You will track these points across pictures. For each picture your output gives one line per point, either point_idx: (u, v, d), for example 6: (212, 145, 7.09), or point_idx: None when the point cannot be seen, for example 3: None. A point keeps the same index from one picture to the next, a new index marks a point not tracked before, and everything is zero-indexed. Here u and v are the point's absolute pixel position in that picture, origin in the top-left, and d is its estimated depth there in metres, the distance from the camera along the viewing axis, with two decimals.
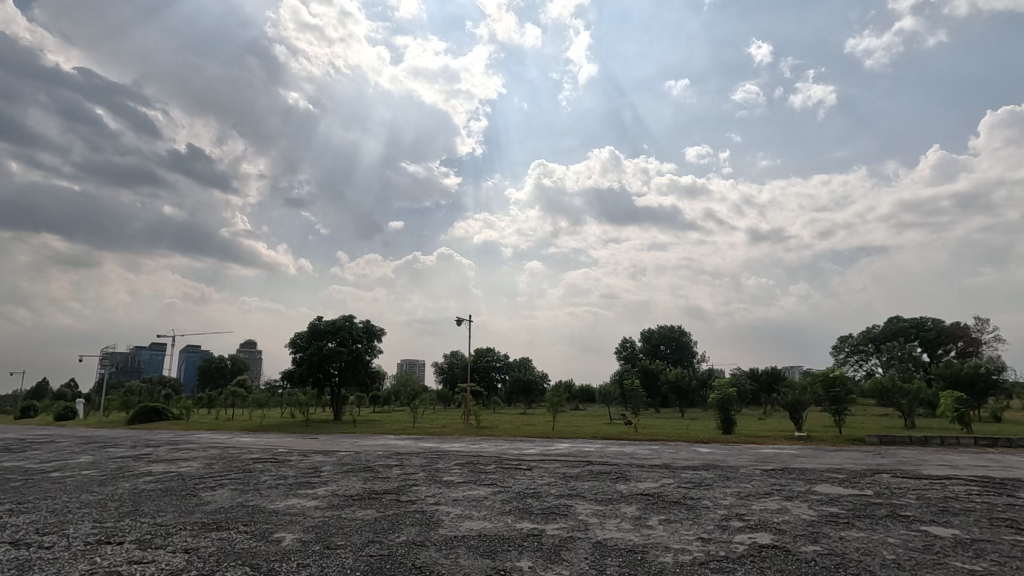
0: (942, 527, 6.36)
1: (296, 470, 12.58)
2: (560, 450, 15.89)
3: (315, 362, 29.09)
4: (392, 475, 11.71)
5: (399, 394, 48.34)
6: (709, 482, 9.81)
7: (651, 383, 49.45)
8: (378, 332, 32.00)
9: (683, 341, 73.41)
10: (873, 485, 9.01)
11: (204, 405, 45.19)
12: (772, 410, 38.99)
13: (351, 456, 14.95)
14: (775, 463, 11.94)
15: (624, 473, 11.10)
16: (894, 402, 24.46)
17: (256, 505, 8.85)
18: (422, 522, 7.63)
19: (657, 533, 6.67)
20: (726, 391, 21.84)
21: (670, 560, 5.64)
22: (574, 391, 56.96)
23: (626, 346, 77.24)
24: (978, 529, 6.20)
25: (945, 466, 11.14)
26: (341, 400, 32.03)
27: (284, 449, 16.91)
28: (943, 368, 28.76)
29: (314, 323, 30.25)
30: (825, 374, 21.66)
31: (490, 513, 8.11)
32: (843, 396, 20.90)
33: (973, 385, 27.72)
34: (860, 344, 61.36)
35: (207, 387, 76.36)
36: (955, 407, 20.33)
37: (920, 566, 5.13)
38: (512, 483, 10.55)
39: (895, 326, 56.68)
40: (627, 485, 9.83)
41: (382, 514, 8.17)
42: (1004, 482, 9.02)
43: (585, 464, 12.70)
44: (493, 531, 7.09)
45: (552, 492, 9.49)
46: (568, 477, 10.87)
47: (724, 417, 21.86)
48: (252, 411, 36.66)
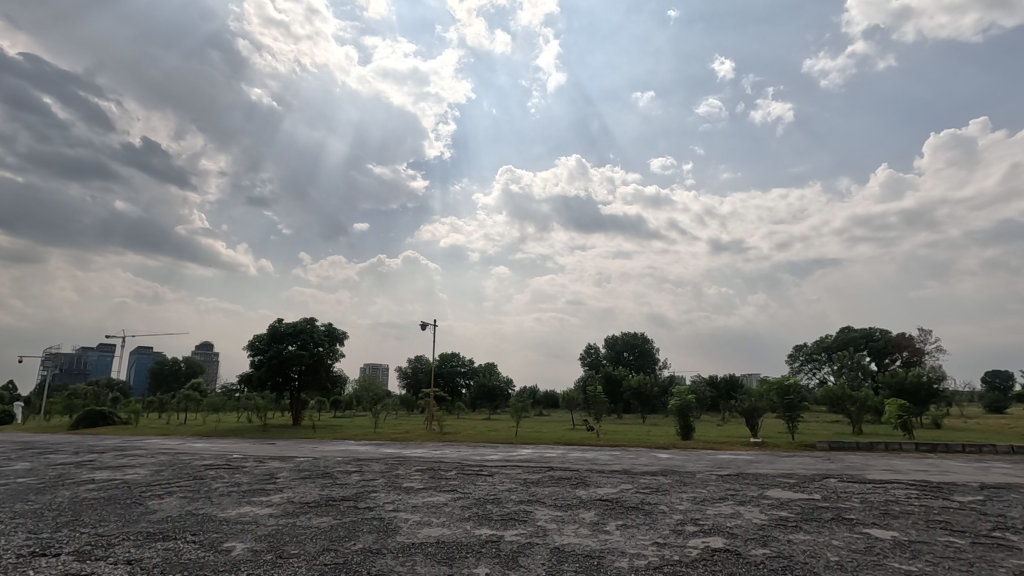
0: (882, 529, 6.64)
1: (250, 477, 12.21)
2: (523, 456, 15.90)
3: (275, 366, 28.33)
4: (351, 482, 11.48)
5: (362, 399, 47.51)
6: (666, 487, 10.01)
7: (614, 389, 50.01)
8: (340, 335, 31.54)
9: (646, 347, 74.77)
10: (820, 489, 9.35)
11: (154, 410, 43.34)
12: (729, 416, 39.95)
13: (309, 462, 14.61)
14: (731, 469, 12.25)
15: (584, 479, 11.19)
16: (844, 409, 25.40)
17: (206, 514, 8.53)
18: (379, 529, 7.52)
19: (614, 538, 6.75)
20: (687, 397, 22.26)
21: (626, 564, 5.72)
22: (538, 397, 57.29)
23: (591, 352, 78.20)
24: (915, 531, 6.50)
25: (888, 470, 11.64)
26: (301, 404, 31.33)
27: (239, 455, 16.39)
28: (889, 377, 30.07)
29: (274, 325, 29.57)
30: (780, 382, 22.32)
31: (449, 520, 8.04)
32: (796, 403, 21.65)
33: (917, 394, 29.11)
34: (813, 352, 63.49)
35: (159, 391, 73.52)
36: (898, 414, 21.28)
37: (861, 567, 5.33)
38: (472, 489, 10.51)
39: (847, 336, 59.11)
40: (586, 490, 9.91)
41: (338, 521, 8.01)
42: (940, 486, 9.51)
43: (546, 469, 12.74)
44: (451, 538, 7.04)
45: (512, 498, 9.50)
46: (528, 483, 10.89)
47: (683, 422, 22.31)
48: (206, 416, 35.40)
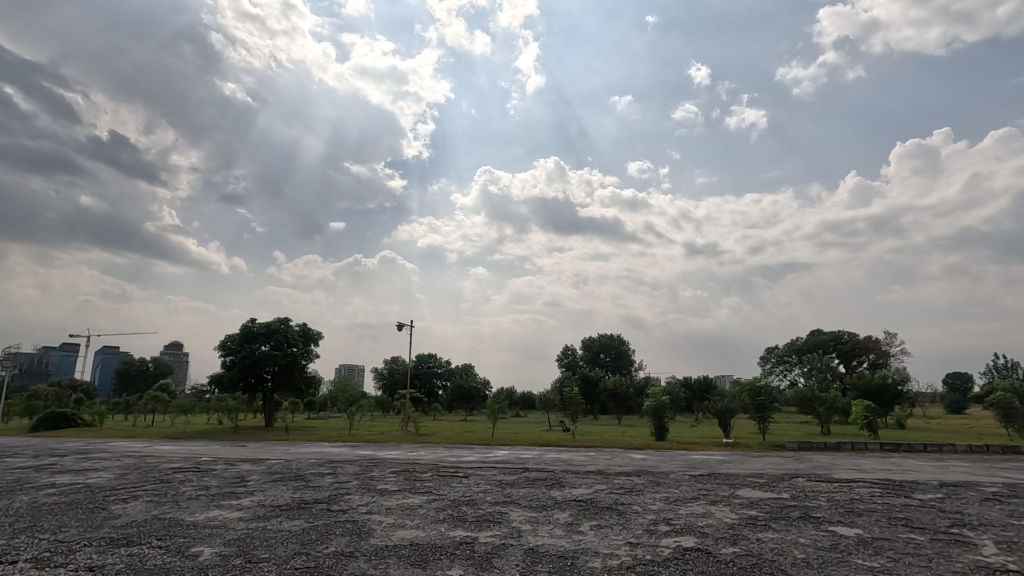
0: (847, 527, 6.82)
1: (220, 480, 11.93)
2: (498, 457, 15.91)
3: (246, 366, 27.77)
4: (324, 484, 11.32)
5: (336, 400, 46.92)
6: (640, 487, 10.12)
7: (590, 390, 50.33)
8: (315, 335, 31.10)
9: (622, 349, 75.51)
10: (789, 489, 9.56)
11: (119, 411, 42.04)
12: (703, 417, 40.54)
13: (281, 465, 14.35)
14: (703, 469, 12.43)
15: (559, 480, 11.22)
16: (813, 410, 25.99)
17: (173, 518, 8.32)
18: (352, 532, 7.43)
19: (588, 538, 6.80)
20: (661, 398, 22.52)
21: (599, 564, 5.76)
22: (515, 398, 57.37)
23: (568, 353, 78.65)
24: (878, 528, 6.69)
25: (854, 470, 11.95)
26: (273, 405, 30.76)
27: (208, 458, 16.00)
28: (856, 379, 30.90)
29: (247, 324, 29.02)
30: (752, 384, 22.75)
31: (423, 522, 7.99)
32: (767, 404, 22.09)
33: (882, 395, 29.98)
34: (784, 354, 64.83)
35: (125, 392, 71.40)
36: (865, 415, 21.86)
37: (826, 563, 5.47)
38: (448, 490, 10.47)
39: (816, 339, 60.61)
40: (562, 491, 9.95)
41: (310, 524, 7.88)
42: (902, 485, 9.81)
43: (522, 470, 12.76)
44: (425, 540, 7.00)
45: (488, 499, 9.48)
46: (504, 484, 10.89)
47: (657, 423, 22.56)
48: (174, 417, 34.50)
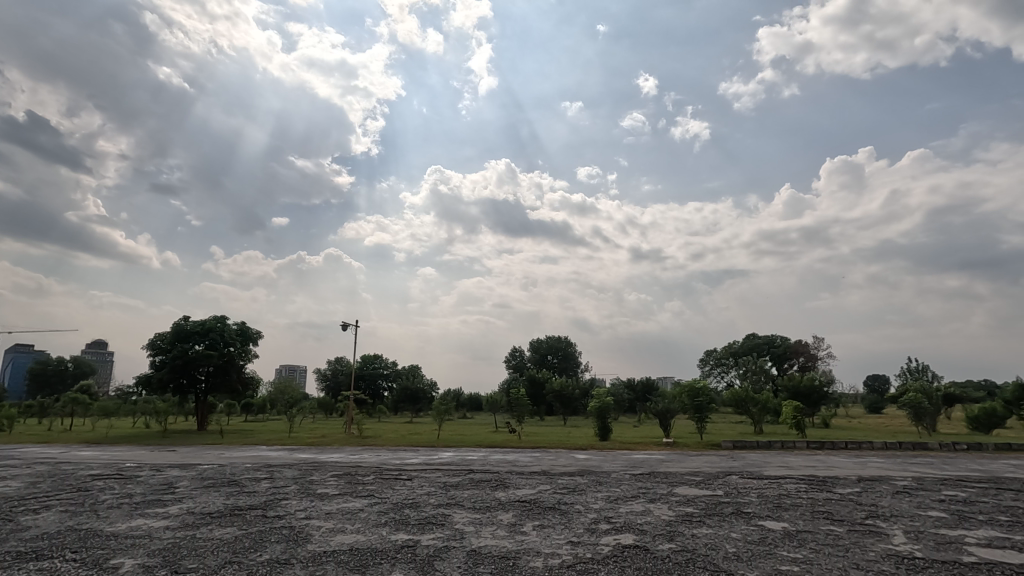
0: (775, 521, 7.17)
1: (145, 487, 11.22)
2: (443, 459, 15.81)
3: (178, 366, 26.33)
4: (260, 489, 10.88)
5: (276, 403, 45.29)
6: (582, 487, 10.29)
7: (537, 392, 50.78)
8: (254, 334, 29.89)
9: (569, 351, 76.68)
10: (722, 485, 9.98)
11: (32, 415, 38.89)
12: (645, 417, 41.60)
13: (214, 470, 13.67)
14: (643, 468, 12.77)
15: (503, 481, 11.24)
16: (747, 411, 27.17)
17: (91, 529, 7.78)
18: (289, 539, 7.18)
19: (530, 538, 6.85)
20: (605, 399, 23.00)
21: (540, 564, 5.81)
22: (462, 400, 57.17)
23: (516, 355, 79.11)
24: (802, 521, 7.08)
25: (783, 467, 12.60)
26: (207, 407, 29.28)
27: (133, 464, 15.05)
28: (787, 380, 32.61)
29: (179, 322, 27.52)
30: (692, 385, 23.58)
31: (364, 526, 7.82)
32: (705, 405, 22.97)
33: (810, 396, 31.74)
34: (722, 357, 67.52)
35: (39, 394, 66.11)
36: (794, 415, 23.05)
37: (755, 556, 5.74)
38: (390, 493, 10.28)
39: (751, 342, 63.64)
40: (505, 492, 9.97)
41: (244, 532, 7.56)
42: (825, 480, 10.42)
43: (467, 472, 12.73)
44: (366, 545, 6.84)
45: (431, 502, 9.38)
46: (448, 486, 10.82)
47: (601, 423, 23.01)
48: (95, 421, 32.28)
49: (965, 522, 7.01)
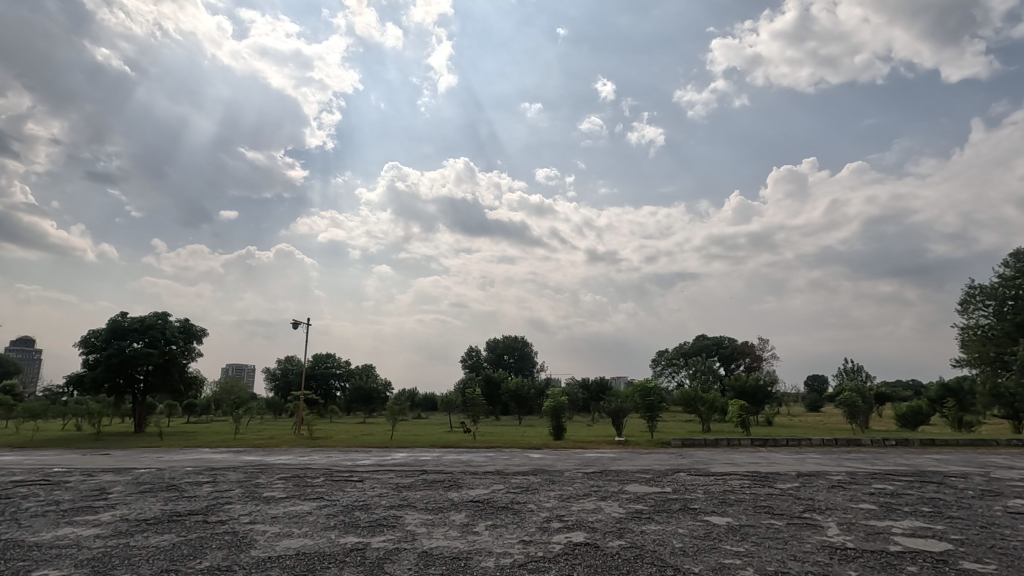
0: (720, 516, 7.41)
1: (73, 494, 10.54)
2: (397, 459, 15.58)
3: (113, 365, 24.92)
4: (201, 494, 10.41)
5: (221, 403, 43.56)
6: (535, 486, 10.35)
7: (493, 391, 50.79)
8: (197, 332, 28.61)
9: (525, 351, 77.07)
10: (671, 482, 10.25)
11: None
12: (598, 417, 42.25)
13: (150, 474, 13.00)
14: (595, 467, 12.95)
15: (457, 481, 11.18)
16: (696, 410, 27.99)
17: (11, 539, 7.25)
18: (231, 544, 6.89)
19: (482, 538, 6.83)
20: (559, 399, 23.21)
21: (492, 564, 5.80)
22: (417, 400, 56.56)
23: (472, 354, 78.87)
24: (745, 516, 7.35)
25: (728, 464, 13.05)
26: (145, 408, 27.87)
27: (60, 470, 14.13)
28: (734, 380, 33.81)
29: (115, 319, 26.05)
30: (643, 385, 24.08)
31: (312, 530, 7.59)
32: (656, 404, 23.53)
33: (755, 395, 33.02)
34: (673, 357, 69.39)
35: None
36: (739, 414, 23.91)
37: (700, 550, 5.91)
38: (340, 495, 10.04)
39: (701, 343, 65.65)
40: (458, 492, 9.92)
41: (182, 538, 7.22)
42: (767, 476, 10.85)
43: (420, 473, 12.58)
44: (313, 549, 6.65)
45: (382, 503, 9.21)
46: (400, 487, 10.65)
47: (555, 423, 23.21)
48: (19, 423, 30.18)
49: (892, 513, 7.44)
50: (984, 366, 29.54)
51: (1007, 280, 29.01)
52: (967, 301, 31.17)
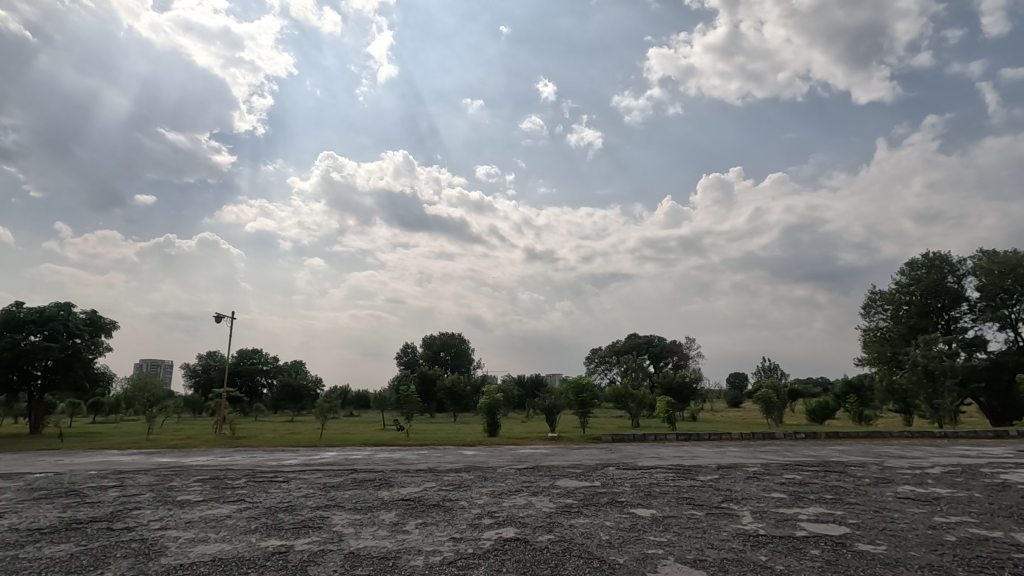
0: (645, 508, 7.69)
1: None
2: (326, 459, 15.10)
3: (6, 360, 22.64)
4: (106, 499, 9.63)
5: (133, 401, 40.58)
6: (467, 483, 10.34)
7: (428, 388, 50.26)
8: (106, 325, 26.52)
9: (462, 348, 76.87)
10: (600, 477, 10.53)
11: None
12: (533, 414, 42.71)
13: (48, 479, 11.90)
14: (528, 462, 13.11)
15: (388, 480, 11.00)
16: (626, 406, 28.93)
17: None
18: (139, 553, 6.43)
19: (412, 537, 6.74)
20: (495, 396, 23.33)
21: (421, 563, 5.73)
22: (349, 397, 55.15)
23: (407, 351, 77.77)
24: (668, 508, 7.68)
25: (654, 458, 13.58)
26: (43, 407, 25.52)
27: None
28: (662, 378, 35.20)
29: (10, 310, 23.67)
30: (577, 382, 24.67)
31: (231, 534, 7.20)
32: (588, 400, 24.11)
33: (681, 392, 34.53)
34: (606, 355, 71.25)
35: None
36: (666, 410, 24.94)
37: (625, 542, 6.11)
38: (263, 497, 9.60)
39: (633, 342, 67.93)
40: (389, 491, 9.75)
41: (82, 548, 6.66)
42: (690, 469, 11.36)
43: (349, 472, 12.23)
44: (231, 554, 6.32)
45: (308, 504, 8.91)
46: (328, 487, 10.33)
47: (490, 420, 23.31)
48: None
49: (800, 501, 8.00)
50: (882, 365, 32.36)
51: (903, 286, 31.76)
52: (870, 305, 33.92)
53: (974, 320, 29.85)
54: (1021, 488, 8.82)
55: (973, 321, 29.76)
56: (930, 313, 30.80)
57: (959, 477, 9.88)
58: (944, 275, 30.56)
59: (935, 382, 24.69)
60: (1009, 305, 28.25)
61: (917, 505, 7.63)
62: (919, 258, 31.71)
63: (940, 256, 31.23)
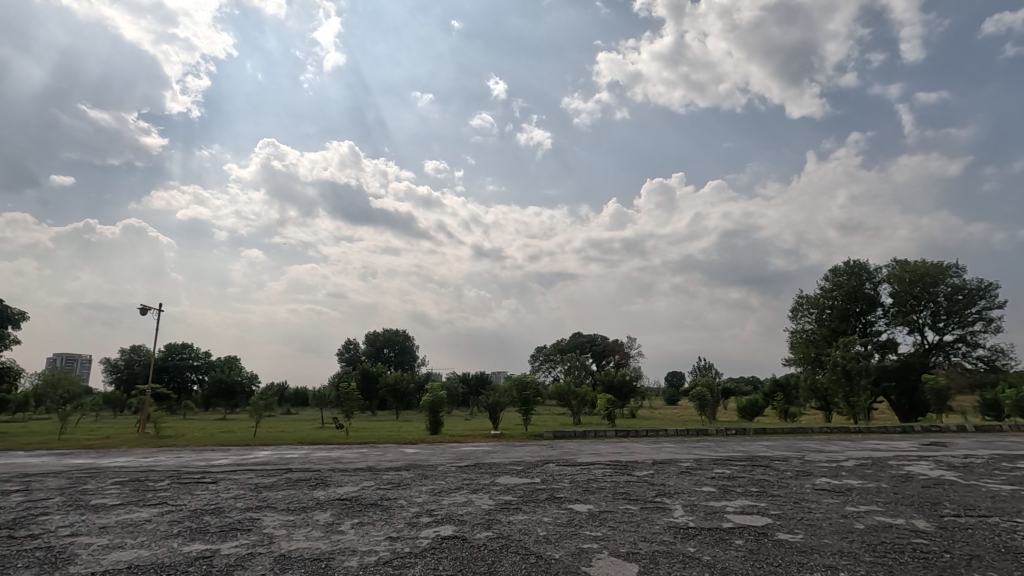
0: (582, 504, 7.85)
1: None
2: (259, 458, 14.51)
3: None
4: (7, 505, 8.83)
5: (44, 398, 37.56)
6: (407, 481, 10.21)
7: (370, 385, 49.22)
8: (14, 315, 24.51)
9: (406, 345, 75.81)
10: (541, 473, 10.66)
11: None
12: (477, 411, 42.69)
13: None
14: (469, 460, 13.12)
15: (324, 479, 10.67)
16: (568, 403, 29.33)
17: None
18: (43, 561, 5.96)
19: (347, 537, 6.57)
20: (438, 394, 23.14)
21: (355, 563, 5.61)
22: (286, 395, 53.24)
23: (349, 347, 75.93)
24: (604, 503, 7.87)
25: (594, 454, 13.88)
26: None
27: None
28: (604, 376, 35.96)
29: None
30: (521, 379, 24.86)
31: (150, 539, 6.79)
32: (531, 398, 24.31)
33: (621, 389, 35.43)
34: (551, 353, 72.11)
35: None
36: (606, 407, 25.48)
37: (562, 537, 6.21)
38: (189, 499, 9.10)
39: (577, 339, 69.21)
40: (326, 491, 9.48)
41: None
42: (628, 465, 11.69)
43: (284, 472, 11.79)
44: (150, 560, 5.96)
45: (238, 506, 8.52)
46: (260, 488, 9.90)
47: (433, 417, 23.10)
48: None
49: (727, 494, 8.39)
50: (806, 365, 34.39)
51: (827, 291, 33.89)
52: (797, 308, 35.96)
53: (888, 324, 32.22)
54: (922, 478, 9.62)
55: (887, 325, 32.13)
56: (849, 316, 33.04)
57: (869, 469, 10.68)
58: (862, 281, 32.83)
59: (852, 381, 26.48)
60: (918, 310, 30.65)
61: (831, 496, 8.18)
62: (841, 265, 33.85)
63: (860, 264, 33.47)
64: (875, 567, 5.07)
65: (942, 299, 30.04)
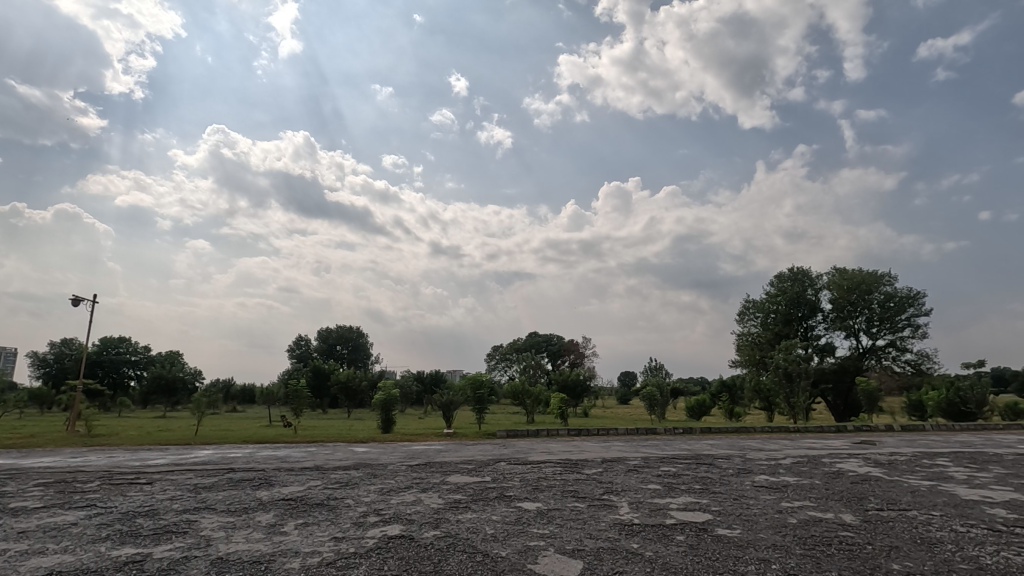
0: (530, 501, 7.91)
1: None
2: (198, 458, 13.85)
3: None
4: None
5: None
6: (356, 481, 10.00)
7: (321, 382, 48.01)
8: None
9: (360, 342, 74.40)
10: (491, 472, 10.66)
11: None
12: (430, 410, 42.25)
13: None
14: (420, 459, 12.94)
15: (268, 479, 10.32)
16: (523, 402, 29.34)
17: None
18: None
19: (290, 538, 6.38)
20: (391, 392, 22.72)
21: (297, 564, 5.45)
22: (231, 392, 51.30)
23: (300, 343, 73.94)
24: (553, 501, 7.94)
25: (545, 452, 14.00)
26: None
27: None
28: (558, 375, 36.24)
29: None
30: (475, 377, 24.69)
31: (74, 544, 6.40)
32: (485, 396, 24.24)
33: (575, 389, 35.83)
34: (507, 352, 72.13)
35: None
36: (560, 406, 25.62)
37: (509, 535, 6.24)
38: (120, 501, 8.62)
39: (533, 338, 69.64)
40: (269, 491, 9.18)
41: None
42: (578, 463, 11.86)
43: (226, 472, 11.33)
44: (73, 566, 5.60)
45: (174, 507, 8.13)
46: (198, 489, 9.46)
47: (384, 416, 22.68)
48: None
49: (670, 492, 8.61)
50: (751, 366, 35.76)
51: (771, 296, 35.31)
52: (744, 312, 37.25)
53: (827, 328, 33.88)
54: (851, 475, 10.19)
55: (826, 329, 33.79)
56: (792, 321, 34.62)
57: (804, 466, 11.20)
58: (804, 287, 34.43)
59: (793, 382, 27.64)
60: (854, 316, 32.40)
61: (768, 492, 8.55)
62: (786, 271, 35.34)
63: (802, 270, 35.04)
64: (805, 560, 5.32)
65: (876, 306, 31.85)
